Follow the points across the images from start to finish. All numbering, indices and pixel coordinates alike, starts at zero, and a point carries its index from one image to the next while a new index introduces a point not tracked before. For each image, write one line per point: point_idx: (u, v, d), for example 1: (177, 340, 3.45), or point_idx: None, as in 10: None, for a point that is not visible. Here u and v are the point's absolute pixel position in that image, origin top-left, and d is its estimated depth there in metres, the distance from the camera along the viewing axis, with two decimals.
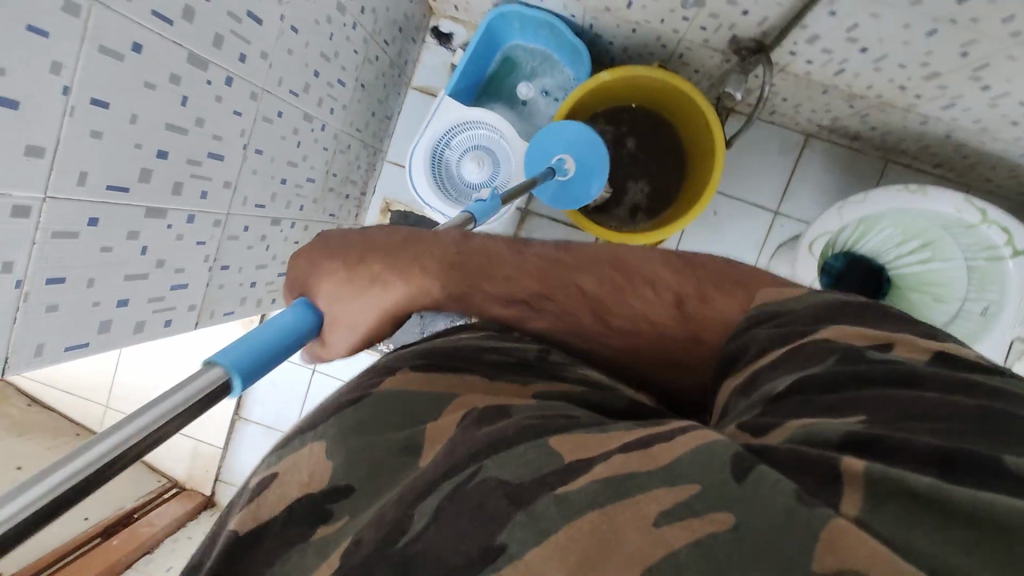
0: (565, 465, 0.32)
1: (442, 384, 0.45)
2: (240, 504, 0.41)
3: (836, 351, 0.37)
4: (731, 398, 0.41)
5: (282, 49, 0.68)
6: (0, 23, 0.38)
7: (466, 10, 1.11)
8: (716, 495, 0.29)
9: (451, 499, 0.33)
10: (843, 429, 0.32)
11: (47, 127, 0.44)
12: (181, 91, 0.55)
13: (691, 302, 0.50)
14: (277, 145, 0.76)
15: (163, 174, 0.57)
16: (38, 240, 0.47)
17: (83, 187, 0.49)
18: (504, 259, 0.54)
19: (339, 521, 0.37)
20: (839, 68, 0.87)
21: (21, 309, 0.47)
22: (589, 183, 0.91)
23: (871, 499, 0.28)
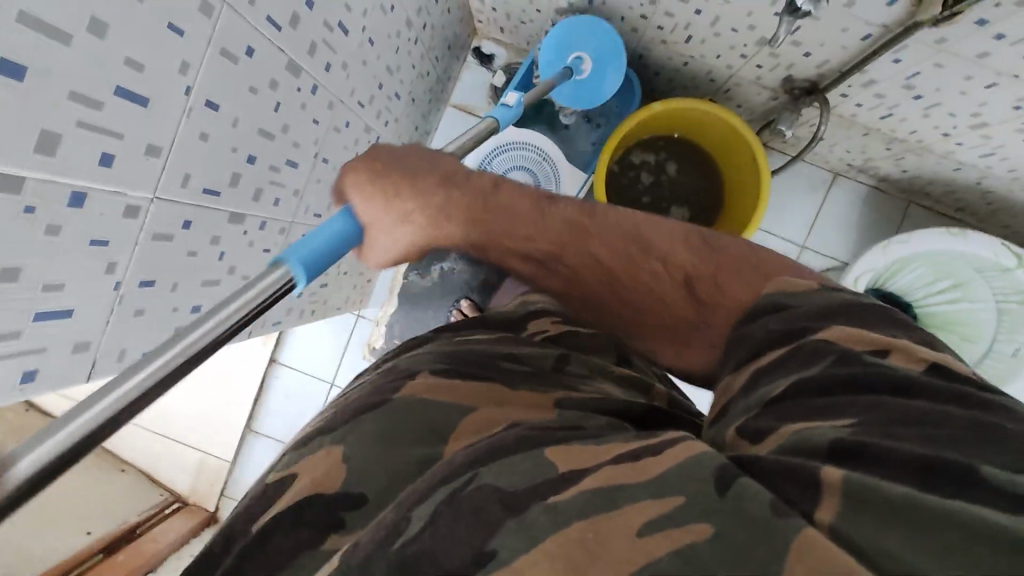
0: (560, 474, 0.35)
1: (475, 395, 0.47)
2: (254, 506, 0.44)
3: (834, 352, 0.41)
4: (733, 398, 0.46)
5: (359, 59, 0.74)
6: (146, 22, 0.41)
7: (511, 32, 1.16)
8: (702, 509, 0.32)
9: (448, 503, 0.35)
10: (830, 437, 0.35)
11: (168, 126, 0.46)
12: (276, 97, 0.58)
13: (701, 286, 0.56)
14: (341, 154, 0.80)
15: (248, 179, 0.60)
16: (141, 240, 0.49)
17: (185, 188, 0.51)
18: (530, 219, 0.62)
19: (352, 532, 0.39)
20: (887, 112, 0.86)
21: (116, 310, 0.49)
22: (606, 74, 0.92)
23: (845, 504, 0.31)
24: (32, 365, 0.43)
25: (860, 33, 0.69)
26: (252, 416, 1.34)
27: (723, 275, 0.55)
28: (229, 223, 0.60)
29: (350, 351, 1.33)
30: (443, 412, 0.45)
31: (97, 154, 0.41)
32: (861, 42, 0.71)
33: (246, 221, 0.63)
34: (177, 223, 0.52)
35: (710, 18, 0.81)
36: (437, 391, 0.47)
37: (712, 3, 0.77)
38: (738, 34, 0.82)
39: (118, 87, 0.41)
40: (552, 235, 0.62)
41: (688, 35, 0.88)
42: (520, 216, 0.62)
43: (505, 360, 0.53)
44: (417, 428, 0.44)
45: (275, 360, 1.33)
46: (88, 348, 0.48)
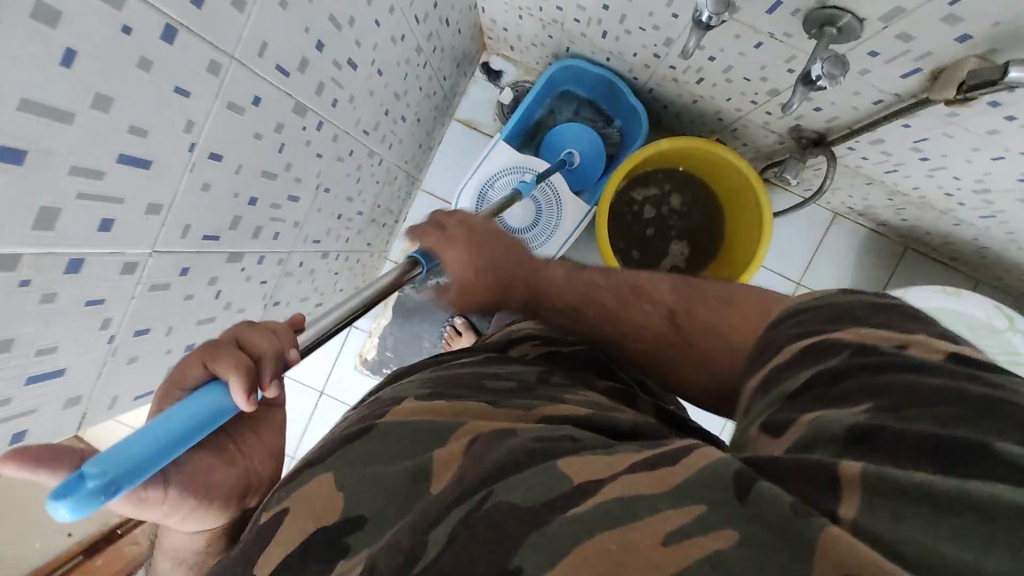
0: (574, 488, 0.33)
1: (451, 411, 0.45)
2: (244, 540, 0.42)
3: (849, 347, 0.38)
4: (750, 400, 0.42)
5: (366, 90, 0.75)
6: (157, 89, 0.40)
7: (522, 51, 1.17)
8: (728, 513, 0.30)
9: (465, 523, 0.33)
10: (846, 423, 0.33)
11: (169, 186, 0.45)
12: (280, 139, 0.59)
13: (682, 315, 0.56)
14: (342, 181, 0.82)
15: (249, 220, 0.61)
16: (137, 294, 0.48)
17: (184, 239, 0.51)
18: (547, 273, 0.69)
19: (356, 554, 0.36)
20: (892, 168, 0.90)
21: (108, 363, 0.49)
22: (596, 168, 1.14)
23: (869, 497, 0.28)
24: (21, 427, 0.43)
25: (873, 97, 0.72)
26: None
27: (699, 307, 0.55)
28: (228, 263, 0.61)
29: (341, 361, 1.31)
30: (438, 429, 0.43)
31: (98, 220, 0.40)
32: (872, 106, 0.74)
33: (245, 259, 0.64)
34: (174, 272, 0.52)
35: (723, 66, 0.83)
36: (433, 411, 0.46)
37: (727, 53, 0.79)
38: (750, 83, 0.84)
39: (120, 154, 0.39)
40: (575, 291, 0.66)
41: (700, 77, 0.91)
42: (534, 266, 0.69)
43: (490, 379, 0.52)
44: (416, 453, 0.42)
45: None
46: (78, 402, 0.48)
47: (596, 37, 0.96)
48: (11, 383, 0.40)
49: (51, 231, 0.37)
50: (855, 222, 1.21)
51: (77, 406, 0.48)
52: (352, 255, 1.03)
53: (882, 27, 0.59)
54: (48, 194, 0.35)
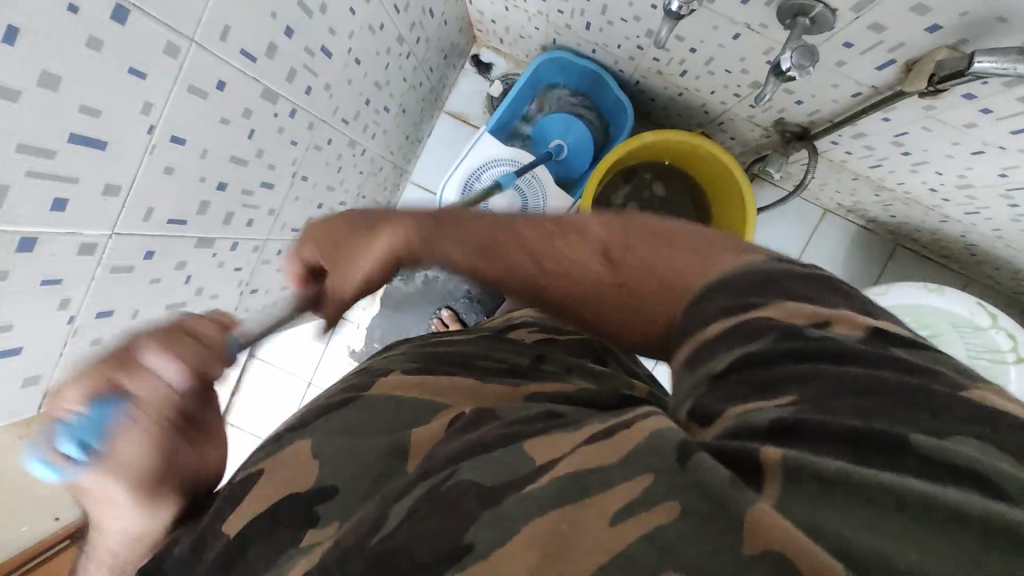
0: (537, 468, 0.31)
1: (431, 391, 0.44)
2: (221, 500, 0.40)
3: (777, 329, 0.32)
4: (676, 380, 0.36)
5: (343, 79, 0.75)
6: (107, 69, 0.40)
7: (511, 44, 1.17)
8: (671, 485, 0.27)
9: (427, 500, 0.31)
10: (771, 416, 0.29)
11: (127, 168, 0.46)
12: (250, 125, 0.59)
13: (616, 252, 0.44)
14: (321, 170, 0.82)
15: (218, 206, 0.61)
16: (98, 275, 0.48)
17: (147, 222, 0.51)
18: (451, 220, 0.51)
19: (328, 526, 0.35)
20: (876, 163, 0.90)
21: (69, 341, 0.49)
22: (582, 158, 1.14)
23: (786, 485, 0.26)
24: None
25: (851, 89, 0.72)
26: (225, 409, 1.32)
27: (633, 249, 0.43)
28: (197, 248, 0.61)
29: (329, 351, 1.31)
30: (420, 410, 0.42)
31: (49, 199, 0.40)
32: (852, 99, 0.74)
33: (215, 245, 0.64)
34: (138, 255, 0.52)
35: (704, 58, 0.83)
36: (410, 390, 0.45)
37: (706, 45, 0.79)
38: (732, 75, 0.84)
39: (71, 135, 0.40)
40: (464, 244, 0.50)
41: (683, 69, 0.90)
42: (450, 228, 0.51)
43: (482, 360, 0.51)
44: (387, 434, 0.40)
45: (251, 354, 1.30)
46: (37, 381, 0.48)
47: (580, 28, 0.96)
48: None
49: None
50: (845, 220, 1.20)
51: (36, 386, 0.48)
52: None
53: (853, 17, 0.58)
54: None
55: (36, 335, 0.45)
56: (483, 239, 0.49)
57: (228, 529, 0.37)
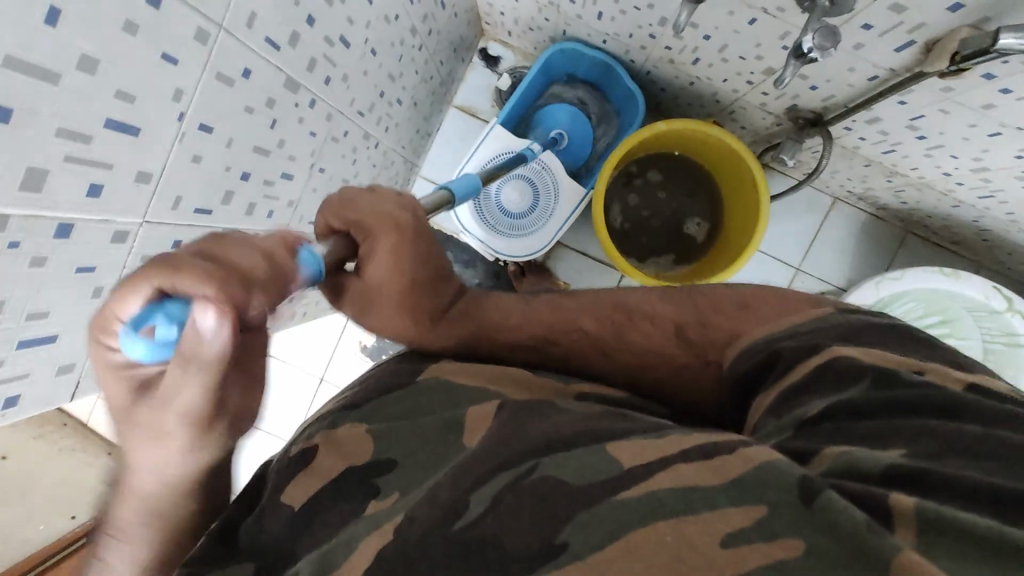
0: (624, 471, 0.33)
1: (480, 378, 0.46)
2: (283, 473, 0.41)
3: (869, 373, 0.38)
4: (761, 417, 0.41)
5: (360, 70, 0.75)
6: (143, 53, 0.40)
7: (519, 36, 1.17)
8: (788, 518, 0.29)
9: (511, 489, 0.34)
10: (887, 462, 0.32)
11: (158, 155, 0.46)
12: (272, 115, 0.59)
13: (692, 329, 0.51)
14: (337, 161, 0.82)
15: (242, 194, 0.61)
16: (129, 263, 0.49)
17: (175, 211, 0.51)
18: (513, 309, 0.58)
19: (389, 497, 0.37)
20: (890, 149, 0.90)
21: None
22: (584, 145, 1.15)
23: (925, 534, 0.28)
24: (15, 392, 0.43)
25: (868, 73, 0.72)
26: None
27: (712, 316, 0.50)
28: None
29: (341, 347, 1.31)
30: (469, 394, 0.43)
31: (86, 184, 0.40)
32: (867, 82, 0.74)
33: (238, 235, 0.64)
34: (165, 244, 0.52)
35: (717, 45, 0.83)
36: (465, 376, 0.46)
37: (721, 31, 0.79)
38: (745, 62, 0.84)
39: (107, 120, 0.40)
40: (542, 320, 0.56)
41: (696, 57, 0.90)
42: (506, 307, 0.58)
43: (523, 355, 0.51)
44: (445, 410, 0.42)
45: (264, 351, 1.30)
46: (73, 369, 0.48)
47: (592, 18, 0.96)
48: (2, 346, 0.40)
49: (37, 193, 0.37)
50: (855, 208, 1.20)
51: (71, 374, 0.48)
52: None
53: None
54: (34, 154, 0.36)
55: (71, 324, 0.46)
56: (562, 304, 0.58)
57: (291, 501, 0.39)
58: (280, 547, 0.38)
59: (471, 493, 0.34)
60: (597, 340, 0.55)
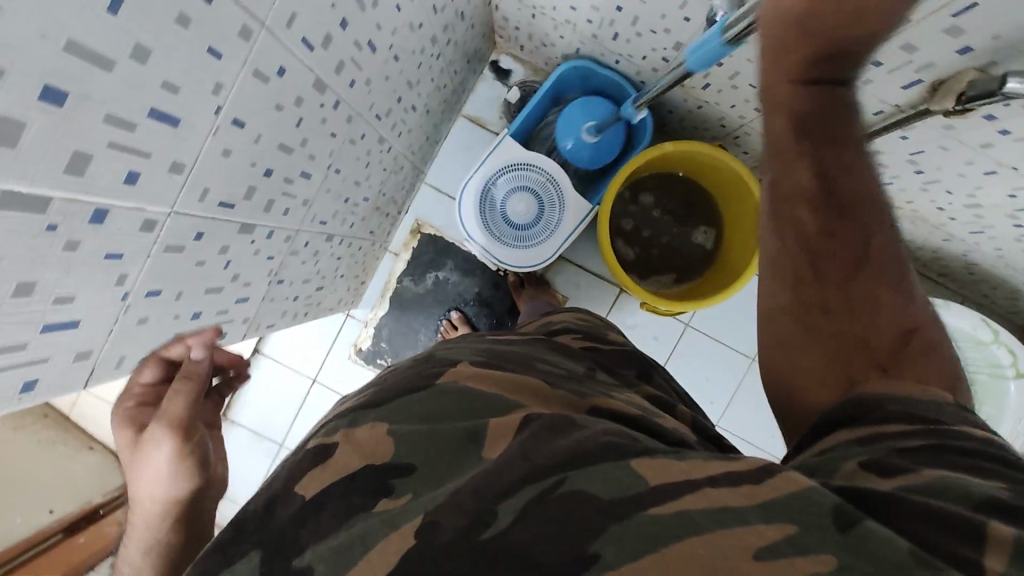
0: (651, 488, 0.33)
1: (500, 387, 0.46)
2: (301, 465, 0.44)
3: (974, 439, 0.37)
4: (842, 444, 0.40)
5: (382, 75, 0.76)
6: (192, 46, 0.40)
7: (531, 51, 1.19)
8: (819, 537, 0.29)
9: (540, 501, 0.34)
10: (984, 493, 0.32)
11: (193, 147, 0.46)
12: (299, 113, 0.60)
13: (903, 334, 0.46)
14: (352, 164, 0.82)
15: (263, 191, 0.61)
16: (154, 253, 0.49)
17: (201, 202, 0.51)
18: (802, 176, 0.51)
19: (402, 498, 0.37)
20: (888, 182, 0.94)
21: (119, 320, 0.49)
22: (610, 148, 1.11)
23: (1016, 557, 0.28)
24: (33, 375, 0.43)
25: (873, 107, 0.75)
26: (227, 404, 1.29)
27: (886, 328, 0.47)
28: (239, 234, 0.61)
29: (336, 349, 1.31)
30: (491, 403, 0.44)
31: (125, 171, 0.40)
32: (873, 116, 0.77)
33: (256, 232, 0.64)
34: (189, 235, 0.52)
35: (730, 72, 0.86)
36: (480, 382, 0.47)
37: (734, 59, 0.82)
38: (755, 89, 0.87)
39: (151, 109, 0.40)
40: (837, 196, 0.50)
41: (707, 82, 0.93)
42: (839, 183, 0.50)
43: (541, 365, 0.53)
44: (466, 420, 0.42)
45: (258, 349, 1.29)
46: (88, 356, 0.48)
47: (607, 38, 0.98)
48: (27, 329, 0.40)
49: (80, 176, 0.37)
50: None
51: (86, 360, 0.48)
52: (354, 240, 1.02)
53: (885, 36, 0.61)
54: (81, 140, 0.36)
55: (94, 309, 0.45)
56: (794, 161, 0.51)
57: (302, 491, 0.41)
58: (285, 532, 0.38)
59: (497, 502, 0.34)
60: (800, 241, 0.51)
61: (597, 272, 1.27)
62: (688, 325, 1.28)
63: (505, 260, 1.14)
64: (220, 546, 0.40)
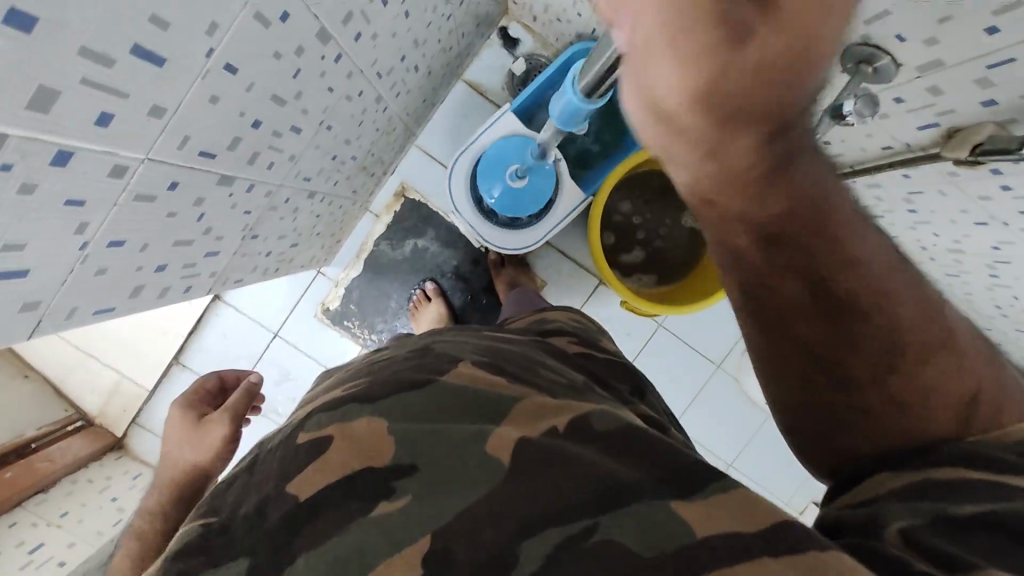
0: (698, 541, 0.34)
1: (504, 385, 0.48)
2: (287, 458, 0.46)
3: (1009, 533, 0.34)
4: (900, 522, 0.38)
5: (390, 31, 0.70)
6: None
7: (544, 23, 1.14)
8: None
9: (567, 549, 0.35)
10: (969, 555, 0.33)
11: (179, 91, 0.41)
12: (298, 64, 0.54)
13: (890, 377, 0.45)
14: (345, 122, 0.77)
15: (249, 143, 0.56)
16: (121, 201, 0.44)
17: (180, 150, 0.46)
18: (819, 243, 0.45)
19: (400, 500, 0.40)
20: (879, 215, 0.94)
21: (76, 269, 0.45)
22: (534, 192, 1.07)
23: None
24: None
25: (883, 142, 0.75)
26: (180, 348, 1.23)
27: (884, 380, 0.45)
28: (217, 186, 0.56)
29: (302, 305, 1.26)
30: (495, 401, 0.46)
31: (97, 113, 0.36)
32: (880, 150, 0.77)
33: (235, 185, 0.59)
34: (163, 184, 0.47)
35: None
36: (482, 379, 0.48)
37: None
38: None
39: (135, 46, 0.35)
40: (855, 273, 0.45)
41: None
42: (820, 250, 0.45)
43: (540, 366, 0.54)
44: (473, 415, 0.44)
45: (218, 298, 1.22)
46: (36, 307, 0.43)
47: None
48: None
49: (44, 115, 0.32)
50: None
51: (34, 311, 0.43)
52: (336, 199, 0.97)
53: (915, 75, 0.60)
54: (49, 74, 0.31)
55: (48, 258, 0.41)
56: (730, 167, 0.41)
57: (296, 491, 0.43)
58: (271, 529, 0.41)
59: (519, 541, 0.36)
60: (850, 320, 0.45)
61: (580, 262, 1.26)
62: (661, 326, 1.28)
63: (491, 242, 1.11)
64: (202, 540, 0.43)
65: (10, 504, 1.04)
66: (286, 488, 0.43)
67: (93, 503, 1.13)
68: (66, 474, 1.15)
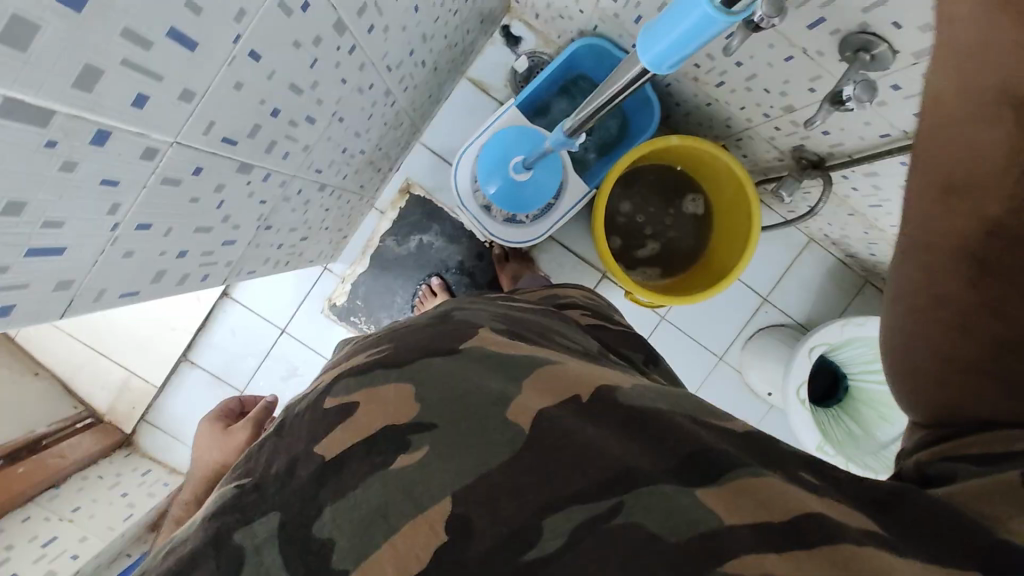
0: (725, 526, 0.33)
1: (524, 352, 0.50)
2: (315, 427, 0.48)
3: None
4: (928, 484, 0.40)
5: (401, 24, 0.72)
6: None
7: (546, 21, 1.16)
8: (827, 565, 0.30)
9: (592, 531, 0.35)
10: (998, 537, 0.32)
11: (206, 76, 0.43)
12: (315, 54, 0.56)
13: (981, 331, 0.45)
14: (356, 114, 0.79)
15: (267, 131, 0.58)
16: (150, 183, 0.45)
17: (204, 135, 0.48)
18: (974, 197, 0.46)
19: (417, 453, 0.42)
20: (878, 204, 0.96)
21: (106, 251, 0.46)
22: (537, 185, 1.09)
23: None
24: (9, 301, 0.40)
25: (881, 130, 0.77)
26: (189, 345, 1.25)
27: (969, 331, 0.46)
28: (237, 173, 0.58)
29: (309, 301, 1.27)
30: (517, 365, 0.48)
31: (134, 94, 0.37)
32: (878, 138, 0.79)
33: (253, 173, 0.61)
34: (188, 169, 0.49)
35: (747, 74, 0.85)
36: (503, 347, 0.50)
37: (755, 61, 0.81)
38: (768, 95, 0.87)
39: (171, 29, 0.37)
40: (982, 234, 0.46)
41: (721, 81, 0.92)
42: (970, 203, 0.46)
43: (557, 336, 0.56)
44: (497, 379, 0.46)
45: (226, 294, 1.24)
46: (68, 286, 0.45)
47: (628, 20, 0.96)
48: (11, 252, 0.37)
49: (87, 93, 0.34)
50: (826, 251, 1.27)
51: (66, 291, 0.45)
52: (344, 193, 0.99)
53: (911, 62, 0.62)
54: (94, 54, 0.33)
55: (81, 237, 0.42)
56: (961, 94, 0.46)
57: (322, 452, 0.45)
58: (301, 492, 0.44)
59: (542, 516, 0.36)
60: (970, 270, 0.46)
61: (583, 255, 1.28)
62: (663, 319, 1.30)
63: (497, 235, 1.13)
64: (239, 506, 0.45)
65: (22, 499, 1.05)
66: (315, 451, 0.46)
67: (104, 500, 1.14)
68: (75, 470, 1.16)
